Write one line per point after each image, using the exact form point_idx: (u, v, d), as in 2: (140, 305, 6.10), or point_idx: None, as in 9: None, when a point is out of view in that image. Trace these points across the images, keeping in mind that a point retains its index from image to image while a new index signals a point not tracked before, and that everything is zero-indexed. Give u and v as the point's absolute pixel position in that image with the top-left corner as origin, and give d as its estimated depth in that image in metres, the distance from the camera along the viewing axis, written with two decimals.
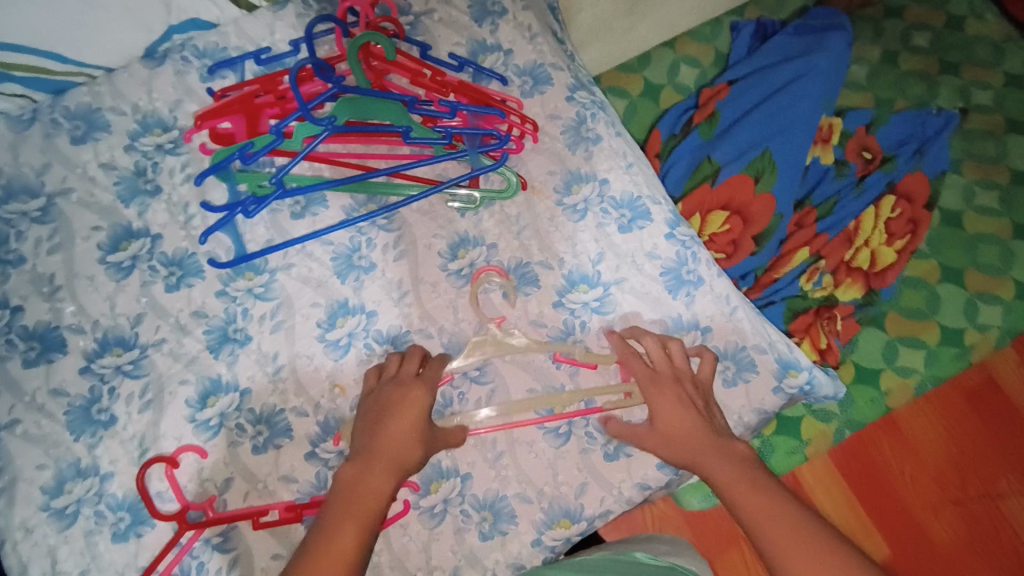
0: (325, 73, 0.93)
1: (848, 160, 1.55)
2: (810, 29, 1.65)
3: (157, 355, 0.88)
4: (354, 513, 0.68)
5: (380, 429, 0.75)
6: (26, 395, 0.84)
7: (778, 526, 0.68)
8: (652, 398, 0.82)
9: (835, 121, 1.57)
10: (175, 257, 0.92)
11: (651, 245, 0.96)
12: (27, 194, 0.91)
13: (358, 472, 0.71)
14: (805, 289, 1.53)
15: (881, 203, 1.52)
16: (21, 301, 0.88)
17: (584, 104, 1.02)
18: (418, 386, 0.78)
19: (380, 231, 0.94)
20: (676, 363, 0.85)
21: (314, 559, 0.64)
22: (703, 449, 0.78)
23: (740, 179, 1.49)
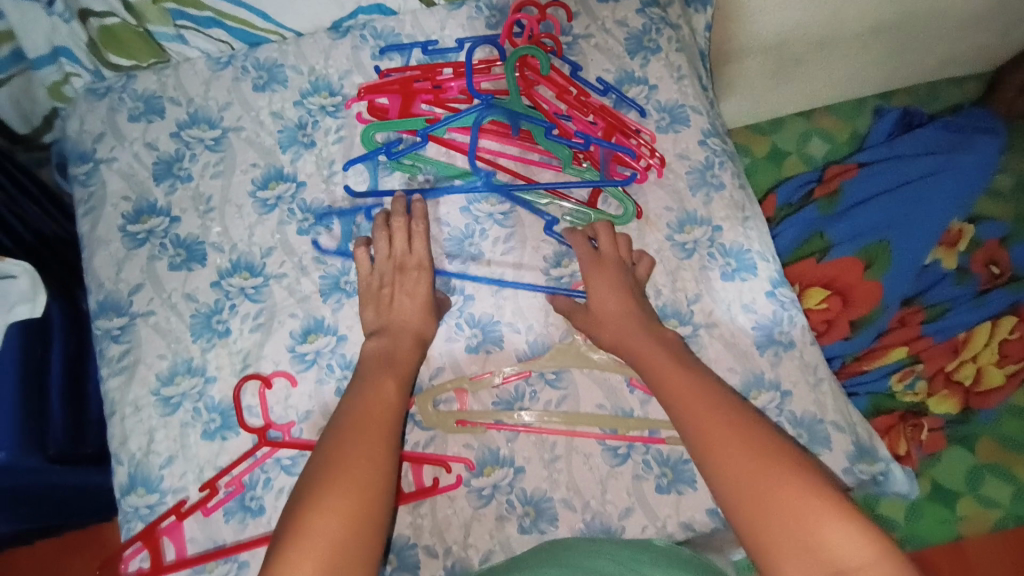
0: (472, 90, 0.98)
1: (972, 270, 1.54)
2: (960, 128, 1.64)
3: (276, 286, 0.97)
4: (390, 369, 0.84)
5: (390, 301, 0.91)
6: (164, 292, 0.96)
7: (697, 406, 0.75)
8: (592, 277, 0.91)
9: (967, 229, 1.56)
10: (312, 206, 1.02)
11: (749, 298, 0.96)
12: (206, 124, 1.04)
13: (389, 345, 0.87)
14: (896, 389, 1.50)
15: (1000, 320, 1.49)
16: (180, 213, 1.00)
17: (715, 150, 1.03)
18: (416, 270, 0.93)
19: (495, 225, 1.00)
20: (620, 251, 0.94)
21: (360, 398, 0.79)
22: (632, 331, 0.87)
23: (853, 261, 1.49)
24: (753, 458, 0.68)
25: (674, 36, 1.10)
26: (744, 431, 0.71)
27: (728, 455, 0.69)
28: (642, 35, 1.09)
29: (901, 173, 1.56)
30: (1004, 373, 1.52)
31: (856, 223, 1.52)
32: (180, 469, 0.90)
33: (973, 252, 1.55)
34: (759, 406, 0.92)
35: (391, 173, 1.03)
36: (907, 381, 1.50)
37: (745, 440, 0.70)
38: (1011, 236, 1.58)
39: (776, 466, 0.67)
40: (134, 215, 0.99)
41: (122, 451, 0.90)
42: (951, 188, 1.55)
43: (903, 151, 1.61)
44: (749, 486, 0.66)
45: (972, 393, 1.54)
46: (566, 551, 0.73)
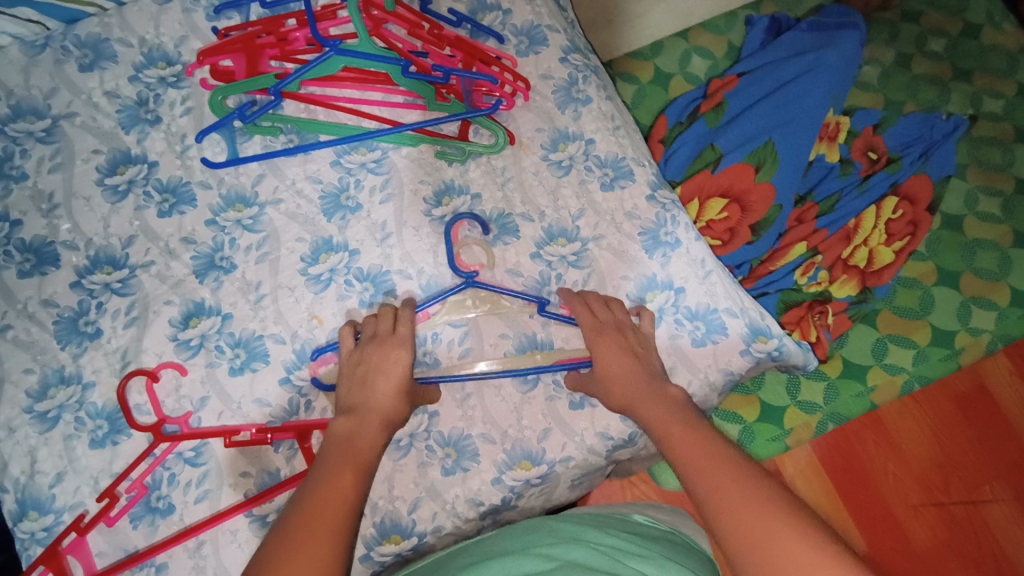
0: (318, 35, 0.91)
1: (853, 159, 1.64)
2: (824, 28, 1.69)
3: (145, 276, 0.91)
4: (348, 459, 0.71)
5: (369, 386, 0.79)
6: (18, 302, 0.88)
7: (708, 462, 0.68)
8: (594, 343, 0.85)
9: (845, 123, 1.64)
10: (170, 185, 0.95)
11: (630, 206, 0.98)
12: (34, 116, 0.95)
13: (355, 428, 0.75)
14: (800, 283, 1.58)
15: (882, 202, 1.59)
16: (21, 215, 0.92)
17: (576, 66, 1.06)
18: (398, 347, 0.82)
19: (369, 174, 0.97)
20: (617, 315, 0.89)
21: (318, 486, 0.67)
22: (638, 391, 0.80)
23: (742, 167, 1.51)
24: (758, 515, 0.60)
25: None
26: (756, 490, 0.63)
27: (730, 509, 0.62)
28: None
29: (776, 77, 1.61)
30: (893, 251, 1.62)
31: (742, 131, 1.55)
32: (72, 484, 0.84)
33: (852, 143, 1.65)
34: (655, 307, 0.95)
35: (251, 138, 0.98)
36: (810, 274, 1.58)
37: (757, 498, 0.62)
38: (883, 122, 1.68)
39: (782, 526, 0.59)
40: None
41: (4, 478, 0.82)
42: (824, 86, 1.57)
43: (777, 57, 1.68)
44: (756, 548, 0.58)
45: (868, 273, 1.63)
46: (538, 537, 0.73)
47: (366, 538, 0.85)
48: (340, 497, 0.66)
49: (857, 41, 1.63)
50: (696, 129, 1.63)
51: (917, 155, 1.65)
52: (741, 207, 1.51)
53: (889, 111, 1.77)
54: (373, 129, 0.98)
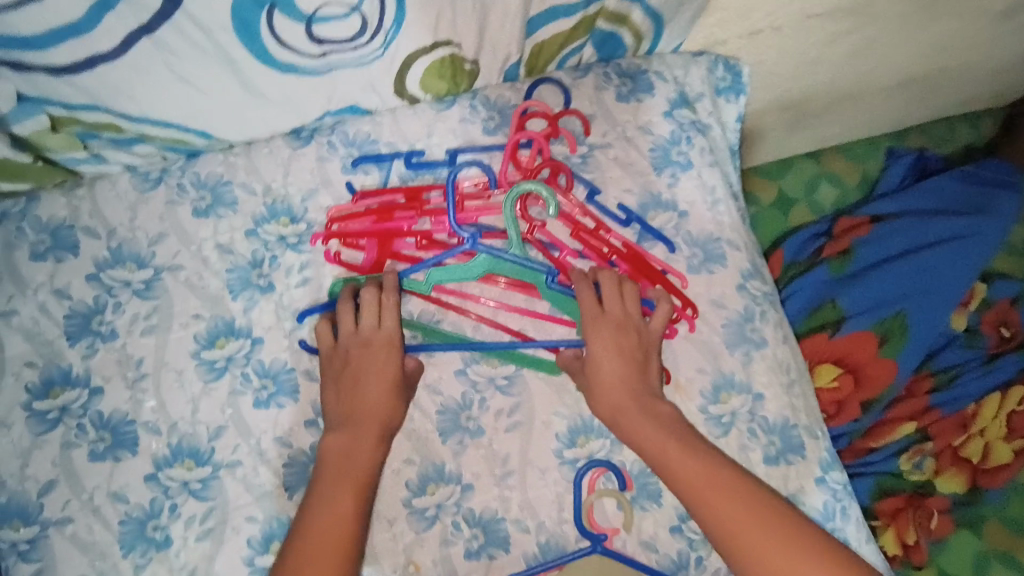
0: (455, 223, 0.78)
1: (982, 331, 1.26)
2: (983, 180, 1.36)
3: (229, 480, 0.79)
4: (346, 481, 0.71)
5: (354, 391, 0.76)
6: (84, 492, 0.77)
7: (728, 508, 0.68)
8: (591, 338, 0.77)
9: (978, 288, 1.27)
10: (271, 369, 0.82)
11: (795, 486, 0.83)
12: (135, 263, 0.83)
13: (348, 442, 0.74)
14: (903, 469, 1.22)
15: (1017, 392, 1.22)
16: (103, 381, 0.80)
17: (756, 296, 0.88)
18: (383, 347, 0.77)
19: (497, 393, 0.83)
20: (627, 309, 0.79)
21: (309, 524, 0.69)
22: (628, 406, 0.76)
23: (866, 336, 1.24)
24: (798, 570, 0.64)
25: (707, 146, 0.93)
26: (780, 537, 0.66)
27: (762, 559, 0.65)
28: (671, 145, 0.92)
29: (918, 233, 1.30)
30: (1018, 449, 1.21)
31: (872, 291, 1.27)
32: None
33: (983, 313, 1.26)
34: None
35: None
36: (915, 462, 1.22)
37: (777, 540, 0.66)
38: None
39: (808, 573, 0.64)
40: (42, 388, 0.79)
41: None
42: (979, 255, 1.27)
43: (919, 205, 1.35)
44: None
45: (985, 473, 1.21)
46: None
47: None
48: (337, 530, 0.68)
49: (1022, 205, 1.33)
50: (815, 274, 1.33)
51: None
52: (854, 380, 1.23)
53: None
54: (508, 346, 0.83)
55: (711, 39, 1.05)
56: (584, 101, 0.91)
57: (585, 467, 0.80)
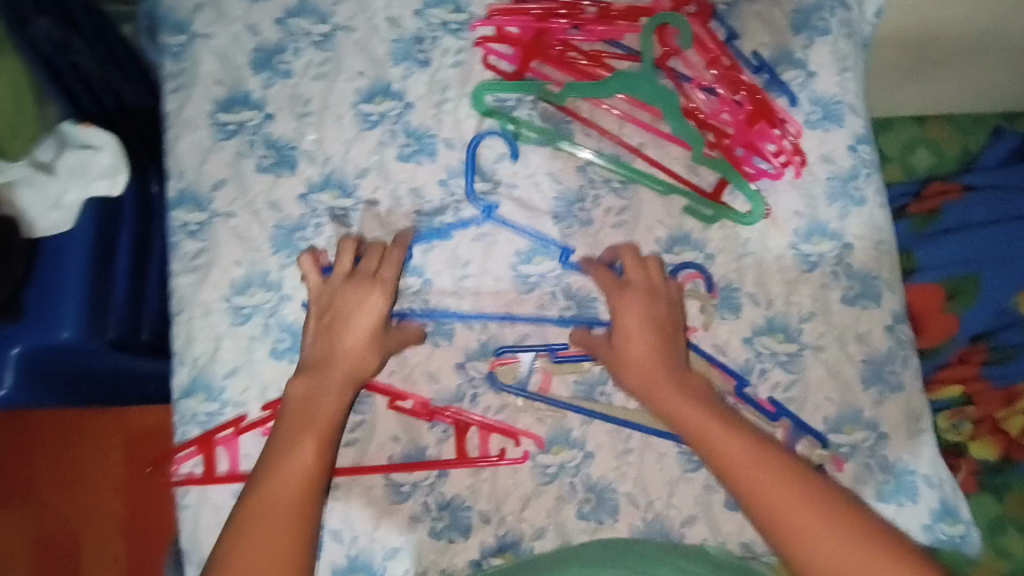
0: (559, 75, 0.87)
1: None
2: None
3: (366, 213, 0.90)
4: (311, 429, 0.74)
5: (336, 337, 0.79)
6: (248, 195, 0.89)
7: (765, 477, 0.71)
8: (620, 310, 0.82)
9: None
10: (417, 131, 0.92)
11: (865, 329, 0.89)
12: (316, 17, 0.94)
13: (311, 387, 0.77)
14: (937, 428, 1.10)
15: None
16: (275, 110, 0.91)
17: (862, 160, 0.93)
18: (373, 290, 0.80)
19: (612, 193, 0.92)
20: (652, 278, 0.85)
21: (266, 474, 0.71)
22: (658, 376, 0.80)
23: (930, 288, 1.12)
24: (835, 543, 0.65)
25: (846, 20, 0.96)
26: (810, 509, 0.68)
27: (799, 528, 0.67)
28: (813, 11, 0.96)
29: (1012, 205, 1.14)
30: None
31: (951, 248, 1.13)
32: (244, 382, 0.87)
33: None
34: (850, 442, 0.88)
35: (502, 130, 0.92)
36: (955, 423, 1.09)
37: (811, 511, 0.68)
38: None
39: (846, 543, 0.65)
40: (225, 104, 0.91)
41: (187, 352, 0.87)
42: None
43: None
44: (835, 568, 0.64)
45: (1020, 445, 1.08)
46: None
47: (483, 546, 0.87)
48: (296, 479, 0.71)
49: None
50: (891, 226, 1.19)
51: None
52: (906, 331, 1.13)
53: None
54: (625, 160, 0.93)
55: None
56: None
57: (676, 269, 0.89)
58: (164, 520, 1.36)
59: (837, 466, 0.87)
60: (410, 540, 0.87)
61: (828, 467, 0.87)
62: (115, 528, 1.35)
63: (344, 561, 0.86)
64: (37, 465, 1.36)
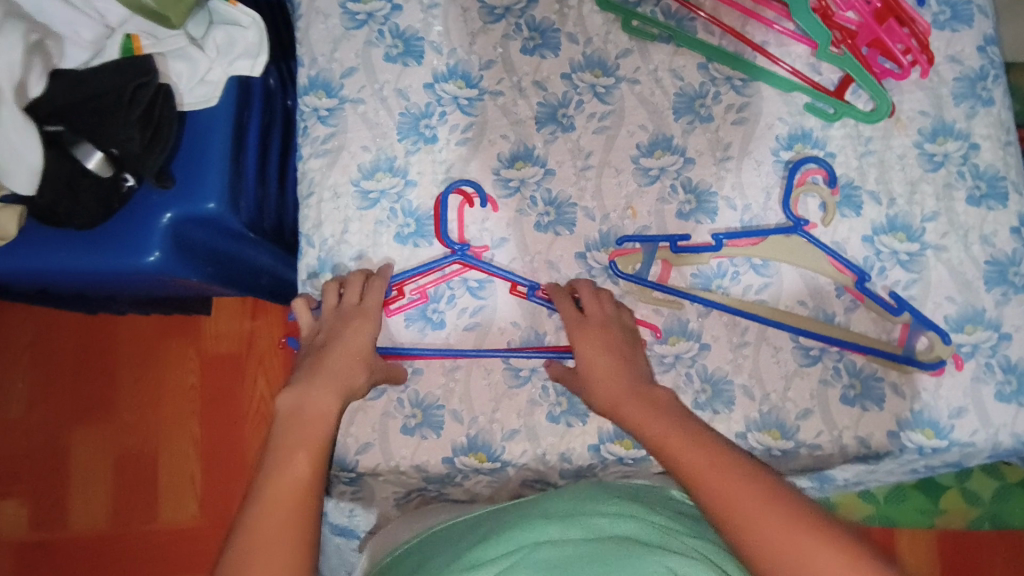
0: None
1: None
2: None
3: (491, 103, 0.92)
4: (307, 436, 0.65)
5: (325, 354, 0.75)
6: (377, 83, 0.91)
7: (722, 479, 0.60)
8: (577, 339, 0.79)
9: None
10: (540, 26, 0.94)
11: (990, 229, 0.89)
12: None
13: (300, 398, 0.69)
14: None
15: None
16: (403, 2, 0.93)
17: (991, 60, 0.93)
18: (361, 317, 0.79)
19: (732, 91, 0.93)
20: (608, 309, 0.82)
21: (264, 479, 0.60)
22: (621, 394, 0.74)
23: None
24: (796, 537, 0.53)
25: None
26: (770, 499, 0.57)
27: (758, 525, 0.55)
28: None
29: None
30: None
31: None
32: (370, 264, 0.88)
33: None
34: (971, 342, 0.87)
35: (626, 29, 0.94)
36: None
37: (773, 507, 0.56)
38: None
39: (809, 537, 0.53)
40: None
41: (315, 234, 0.89)
42: None
43: None
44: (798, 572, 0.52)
45: None
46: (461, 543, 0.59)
47: (602, 431, 0.86)
48: (292, 476, 0.61)
49: None
50: None
51: None
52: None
53: None
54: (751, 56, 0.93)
55: None
56: None
57: (797, 164, 0.89)
58: (241, 444, 1.31)
59: (957, 364, 0.86)
60: (529, 422, 0.86)
61: (947, 367, 0.86)
62: (196, 446, 1.30)
63: (464, 439, 0.86)
64: (121, 383, 1.32)
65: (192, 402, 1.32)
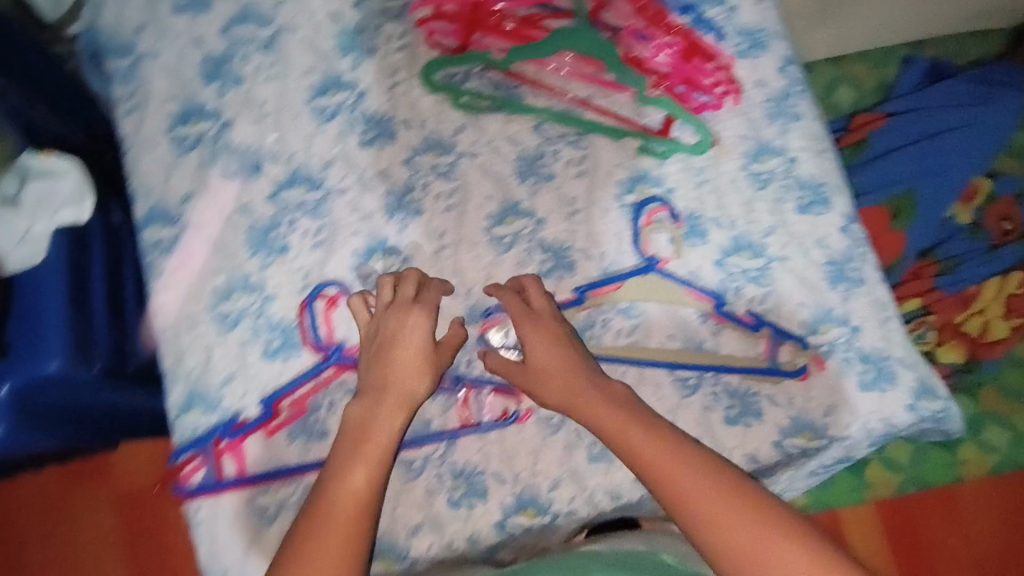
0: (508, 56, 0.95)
1: (986, 224, 1.37)
2: (988, 80, 1.40)
3: (338, 202, 0.92)
4: (361, 452, 0.69)
5: (387, 366, 0.75)
6: (218, 203, 0.90)
7: (690, 478, 0.66)
8: (525, 332, 0.79)
9: (984, 183, 1.38)
10: (374, 116, 0.95)
11: (823, 233, 0.95)
12: (259, 21, 0.95)
13: (365, 411, 0.72)
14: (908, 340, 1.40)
15: (1009, 275, 1.36)
16: (232, 117, 0.93)
17: (793, 78, 1.00)
18: (416, 312, 0.78)
19: (568, 146, 0.96)
20: (546, 305, 0.81)
21: (320, 505, 0.65)
22: (576, 383, 0.75)
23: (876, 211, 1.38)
24: (763, 536, 0.62)
25: None
26: (736, 500, 0.64)
27: (727, 526, 0.63)
28: None
29: (933, 122, 1.38)
30: (1010, 326, 1.38)
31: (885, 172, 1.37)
32: (242, 387, 0.87)
33: (991, 207, 1.38)
34: (827, 341, 0.92)
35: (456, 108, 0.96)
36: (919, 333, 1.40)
37: (744, 511, 0.63)
38: None
39: (771, 536, 0.62)
40: (181, 117, 0.92)
41: (179, 368, 0.86)
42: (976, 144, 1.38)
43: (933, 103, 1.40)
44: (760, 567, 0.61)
45: (979, 342, 1.40)
46: None
47: (504, 506, 0.87)
48: (345, 502, 0.65)
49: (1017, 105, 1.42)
50: None
51: None
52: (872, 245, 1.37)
53: None
54: (577, 113, 0.97)
55: None
56: None
57: (640, 206, 0.94)
58: None
59: (819, 364, 0.91)
60: (430, 513, 0.86)
61: (811, 368, 0.91)
62: None
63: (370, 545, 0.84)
64: (30, 545, 1.22)
65: (110, 550, 1.22)
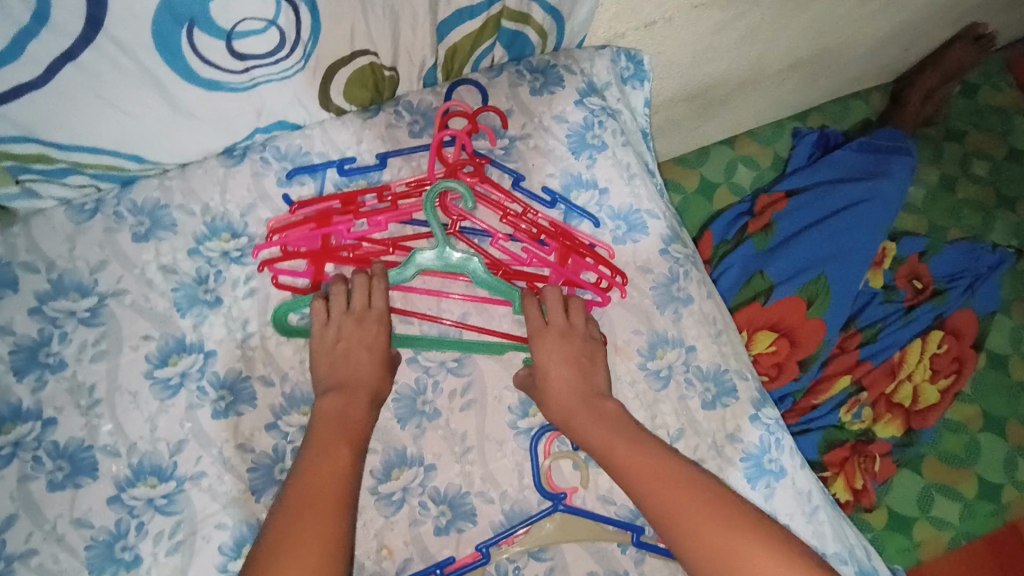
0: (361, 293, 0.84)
1: (897, 287, 1.50)
2: (875, 149, 1.55)
3: (194, 491, 0.80)
4: (343, 436, 0.74)
5: (348, 361, 0.81)
6: (45, 523, 0.76)
7: (669, 486, 0.72)
8: (540, 343, 0.84)
9: (888, 248, 1.54)
10: (228, 379, 0.85)
11: (733, 426, 0.91)
12: (77, 292, 0.83)
13: (343, 405, 0.77)
14: (844, 420, 1.43)
15: (928, 335, 1.46)
16: (55, 412, 0.79)
17: (677, 258, 0.97)
18: (376, 322, 0.83)
19: (449, 374, 0.88)
20: (572, 322, 0.86)
21: (309, 470, 0.70)
22: (576, 404, 0.82)
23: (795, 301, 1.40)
24: (733, 533, 0.67)
25: (617, 129, 1.00)
26: (715, 504, 0.70)
27: (699, 520, 0.68)
28: (585, 130, 0.99)
29: (829, 203, 1.47)
30: (938, 389, 1.46)
31: (794, 257, 1.43)
32: None
33: (898, 269, 1.53)
34: None
35: None
36: (854, 410, 1.44)
37: (719, 509, 0.69)
38: (928, 250, 1.56)
39: (743, 535, 0.67)
40: None
41: None
42: (875, 217, 1.46)
43: (824, 177, 1.53)
44: (726, 562, 0.66)
45: (914, 412, 1.46)
46: None
47: None
48: (327, 476, 0.70)
49: (908, 167, 1.54)
50: (744, 250, 1.47)
51: (963, 287, 1.52)
52: (789, 342, 1.39)
53: (931, 236, 1.62)
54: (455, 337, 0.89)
55: (612, 33, 1.05)
56: (499, 97, 0.97)
57: (538, 435, 0.86)
58: None
59: None
60: None
61: None
62: None
63: None
64: None
65: None
